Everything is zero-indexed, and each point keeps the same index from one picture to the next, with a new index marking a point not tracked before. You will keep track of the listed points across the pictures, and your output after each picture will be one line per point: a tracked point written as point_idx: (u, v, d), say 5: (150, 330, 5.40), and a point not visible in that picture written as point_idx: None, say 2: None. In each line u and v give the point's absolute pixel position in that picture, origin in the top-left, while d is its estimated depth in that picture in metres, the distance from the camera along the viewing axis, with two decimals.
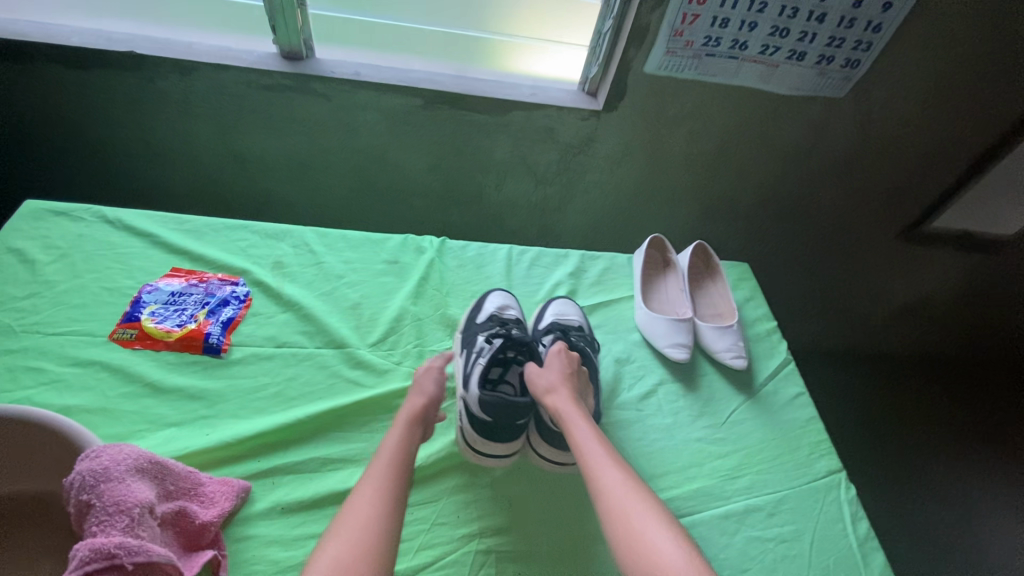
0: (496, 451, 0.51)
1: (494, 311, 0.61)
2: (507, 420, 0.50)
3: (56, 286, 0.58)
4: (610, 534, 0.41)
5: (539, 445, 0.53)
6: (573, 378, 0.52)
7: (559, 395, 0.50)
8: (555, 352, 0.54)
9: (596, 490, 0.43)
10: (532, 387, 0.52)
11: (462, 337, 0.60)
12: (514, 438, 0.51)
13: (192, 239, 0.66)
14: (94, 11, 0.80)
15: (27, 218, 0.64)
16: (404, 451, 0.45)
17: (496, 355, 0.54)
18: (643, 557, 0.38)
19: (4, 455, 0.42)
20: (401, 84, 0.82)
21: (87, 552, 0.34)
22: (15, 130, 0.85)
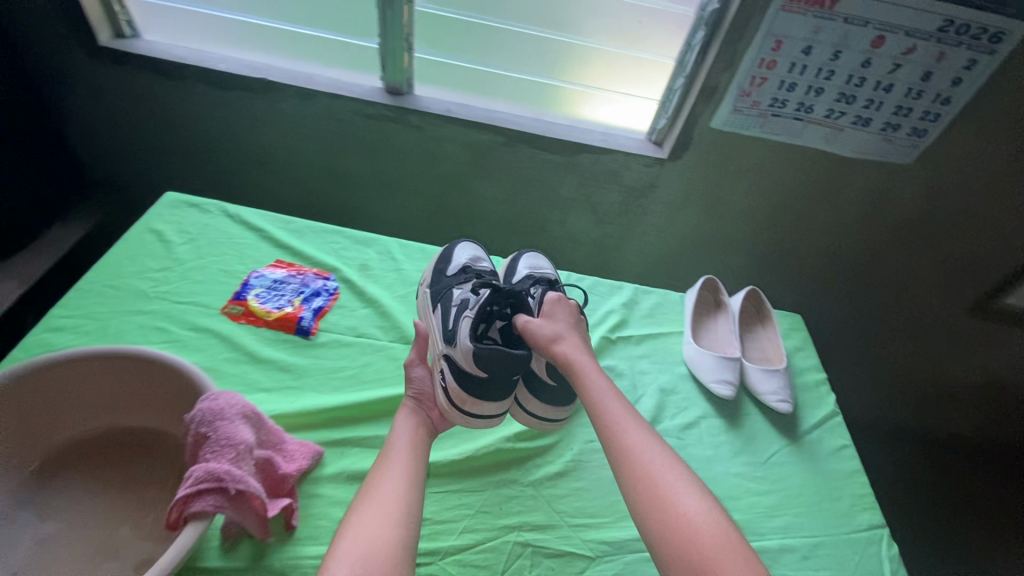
0: (486, 411, 0.54)
1: (466, 264, 0.62)
2: (501, 372, 0.53)
3: (184, 264, 0.69)
4: (637, 491, 0.44)
5: (528, 403, 0.56)
6: (575, 330, 0.55)
7: (569, 350, 0.52)
8: (553, 302, 0.56)
9: (621, 451, 0.46)
10: (532, 335, 0.54)
11: (435, 290, 0.62)
12: (503, 395, 0.54)
13: (294, 237, 0.76)
14: (239, 44, 0.95)
15: (167, 206, 0.76)
16: (414, 440, 0.50)
17: (485, 306, 0.55)
18: (673, 515, 0.42)
19: (139, 388, 0.51)
20: (486, 121, 0.92)
21: (202, 473, 0.41)
22: (162, 137, 1.01)
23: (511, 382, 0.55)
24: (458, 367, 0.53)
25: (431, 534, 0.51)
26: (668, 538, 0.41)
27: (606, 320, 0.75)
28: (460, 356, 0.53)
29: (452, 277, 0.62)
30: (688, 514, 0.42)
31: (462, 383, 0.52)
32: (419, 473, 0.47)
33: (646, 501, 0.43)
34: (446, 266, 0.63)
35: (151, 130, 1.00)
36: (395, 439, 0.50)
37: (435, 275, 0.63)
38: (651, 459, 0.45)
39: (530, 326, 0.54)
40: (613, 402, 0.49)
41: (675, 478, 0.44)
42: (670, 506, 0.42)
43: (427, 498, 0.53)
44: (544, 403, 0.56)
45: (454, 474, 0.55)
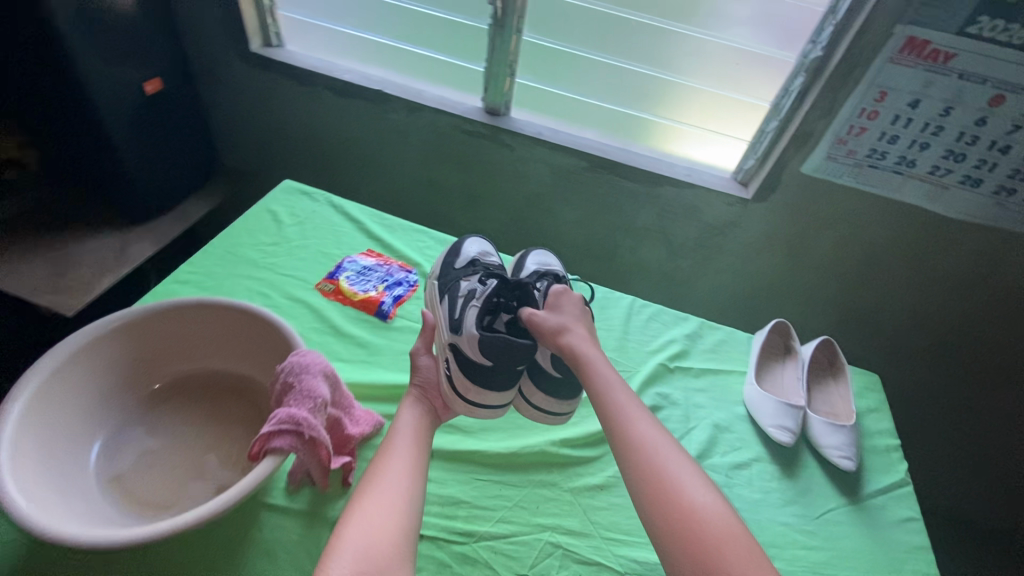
0: (491, 402, 0.56)
1: (474, 257, 0.64)
2: (507, 362, 0.54)
3: (290, 242, 0.78)
4: (644, 486, 0.44)
5: (533, 396, 0.58)
6: (581, 320, 0.56)
7: (575, 339, 0.53)
8: (557, 291, 0.57)
9: (628, 445, 0.46)
10: (537, 326, 0.55)
11: (443, 282, 0.64)
12: (507, 386, 0.56)
13: (385, 231, 0.83)
14: (364, 59, 1.07)
15: (284, 191, 0.87)
16: (417, 428, 0.53)
17: (490, 297, 0.58)
18: (680, 510, 0.42)
19: (247, 340, 0.58)
20: (574, 146, 0.96)
21: (285, 416, 0.47)
22: (287, 135, 1.15)
23: (516, 372, 0.56)
24: (464, 355, 0.55)
25: (469, 517, 0.53)
26: (676, 537, 0.41)
27: (666, 349, 0.75)
28: (467, 346, 0.55)
29: (460, 269, 0.64)
30: (699, 512, 0.42)
31: (469, 371, 0.54)
32: (422, 458, 0.50)
33: (652, 495, 0.43)
34: (454, 259, 0.65)
35: (281, 128, 1.14)
36: (399, 425, 0.52)
37: (443, 268, 0.65)
38: (660, 457, 0.45)
39: (535, 317, 0.55)
40: (620, 397, 0.49)
41: (685, 475, 0.44)
42: (677, 502, 0.42)
43: (469, 483, 0.56)
44: (547, 394, 0.57)
45: (498, 465, 0.58)
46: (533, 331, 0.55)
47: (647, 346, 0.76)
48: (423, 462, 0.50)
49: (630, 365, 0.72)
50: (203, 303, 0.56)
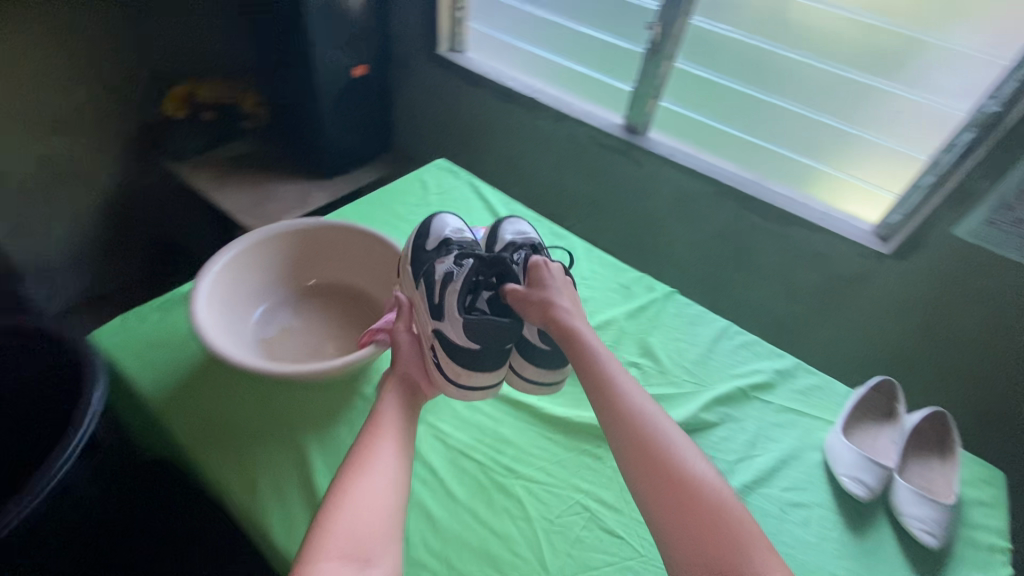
0: (481, 382, 0.57)
1: (446, 238, 0.63)
2: (494, 343, 0.56)
3: (429, 205, 0.92)
4: (645, 461, 0.47)
5: (523, 370, 0.60)
6: (567, 291, 0.59)
7: (564, 313, 0.56)
8: (540, 265, 0.59)
9: (626, 421, 0.50)
10: (525, 300, 0.57)
11: (417, 264, 0.62)
12: (497, 365, 0.57)
13: (508, 214, 0.93)
14: (528, 72, 1.21)
15: (435, 166, 1.02)
16: (403, 424, 0.53)
17: (470, 278, 0.58)
18: (680, 479, 0.46)
19: (379, 266, 0.70)
20: (702, 171, 0.98)
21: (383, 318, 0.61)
22: (450, 127, 1.33)
23: (504, 352, 0.58)
24: (451, 341, 0.56)
25: (514, 456, 0.59)
26: (674, 505, 0.45)
27: (749, 376, 0.74)
28: (454, 330, 0.56)
29: (432, 251, 0.62)
30: (695, 489, 0.45)
31: (459, 358, 0.56)
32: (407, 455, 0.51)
33: (653, 469, 0.47)
34: (424, 240, 0.63)
35: (446, 120, 1.33)
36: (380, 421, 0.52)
37: (414, 251, 0.63)
38: (656, 431, 0.49)
39: (519, 292, 0.58)
40: (612, 369, 0.53)
41: (680, 453, 0.48)
42: (676, 471, 0.46)
43: (522, 430, 0.62)
44: (540, 367, 0.59)
45: (552, 424, 0.63)
46: (518, 304, 0.58)
47: (729, 368, 0.75)
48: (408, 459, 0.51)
49: (705, 380, 0.73)
50: (332, 225, 0.70)
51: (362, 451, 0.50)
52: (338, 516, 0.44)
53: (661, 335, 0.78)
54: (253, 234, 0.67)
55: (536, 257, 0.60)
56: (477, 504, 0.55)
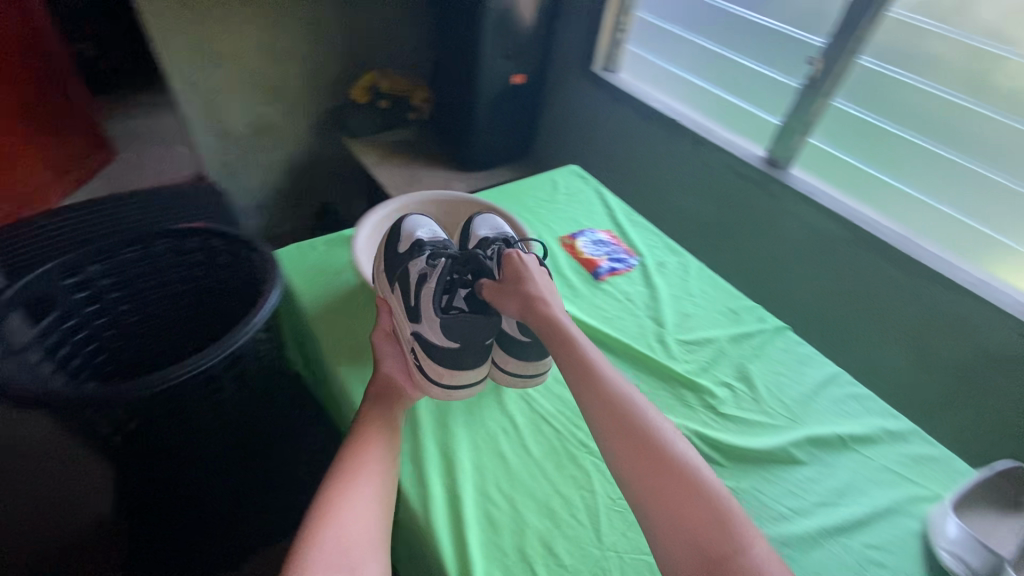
0: (463, 381, 0.61)
1: (417, 239, 0.67)
2: (473, 341, 0.60)
3: (556, 203, 0.99)
4: (630, 447, 0.50)
5: (507, 364, 0.64)
6: (541, 280, 0.62)
7: (540, 304, 0.59)
8: (515, 257, 0.63)
9: (611, 409, 0.52)
10: (500, 292, 0.61)
11: (393, 266, 0.67)
12: (479, 363, 0.62)
13: (628, 223, 0.97)
14: (677, 96, 1.25)
15: (568, 171, 1.08)
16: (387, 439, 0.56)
17: (444, 277, 0.62)
18: (664, 464, 0.48)
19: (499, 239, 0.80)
20: (850, 219, 0.93)
21: None
22: (590, 140, 1.40)
23: (483, 349, 0.62)
24: (431, 341, 0.61)
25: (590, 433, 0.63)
26: (656, 489, 0.47)
27: (853, 427, 0.70)
28: (431, 330, 0.61)
29: (403, 253, 0.67)
30: (679, 474, 0.48)
31: (438, 358, 0.59)
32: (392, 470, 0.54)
33: (638, 453, 0.49)
34: (397, 244, 0.67)
35: (587, 133, 1.41)
36: (363, 443, 0.55)
37: (388, 254, 0.68)
38: (642, 417, 0.52)
39: (494, 284, 0.62)
40: (594, 356, 0.57)
41: (665, 438, 0.51)
42: (661, 456, 0.49)
43: None
44: (520, 359, 0.63)
45: None
46: (493, 298, 0.61)
47: (832, 414, 0.71)
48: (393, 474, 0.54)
49: (801, 418, 0.70)
50: (466, 198, 0.81)
51: (346, 471, 0.52)
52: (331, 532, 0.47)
53: (761, 365, 0.77)
54: (399, 199, 0.80)
55: (511, 251, 0.64)
56: (549, 464, 0.60)
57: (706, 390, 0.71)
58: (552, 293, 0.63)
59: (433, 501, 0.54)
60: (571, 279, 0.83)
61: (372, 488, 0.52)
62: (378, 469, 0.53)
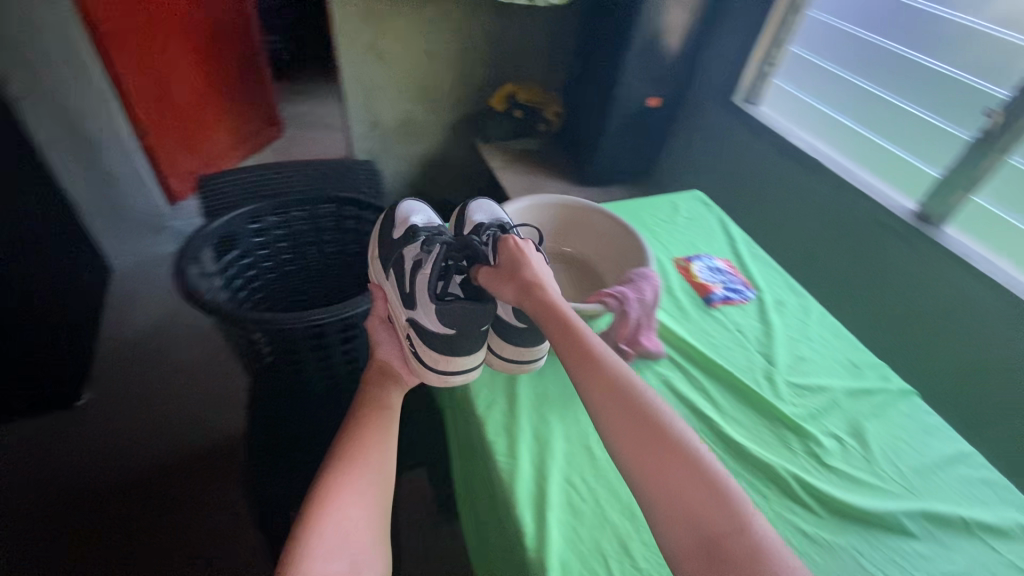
0: (458, 365, 0.67)
1: (413, 228, 0.73)
2: (468, 326, 0.66)
3: (677, 225, 0.99)
4: (629, 429, 0.52)
5: (503, 350, 0.70)
6: (538, 264, 0.67)
7: (537, 288, 0.64)
8: (507, 243, 0.68)
9: (610, 392, 0.55)
10: (498, 277, 0.66)
11: (394, 253, 0.74)
12: (475, 347, 0.67)
13: (749, 256, 0.95)
14: (821, 136, 1.20)
15: (692, 196, 1.08)
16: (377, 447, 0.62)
17: (439, 264, 0.68)
18: (662, 444, 0.51)
19: (619, 250, 0.81)
20: (1010, 290, 0.84)
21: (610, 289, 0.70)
22: (719, 170, 1.38)
23: (478, 335, 0.68)
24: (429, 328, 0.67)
25: None
26: (654, 467, 0.49)
27: (980, 513, 0.63)
28: (428, 317, 0.67)
29: (402, 240, 0.73)
30: (677, 453, 0.50)
31: (434, 345, 0.66)
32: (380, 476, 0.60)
33: (637, 434, 0.51)
34: (396, 233, 0.74)
35: (715, 164, 1.39)
36: (362, 445, 0.61)
37: (389, 241, 0.75)
38: (642, 398, 0.55)
39: (490, 269, 0.67)
40: (592, 339, 0.60)
41: (663, 419, 0.53)
42: (659, 436, 0.51)
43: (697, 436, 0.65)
44: (517, 345, 0.68)
45: (729, 446, 0.65)
46: (491, 282, 0.67)
47: (957, 494, 0.65)
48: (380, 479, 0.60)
49: (918, 490, 0.64)
50: (591, 206, 0.83)
51: (342, 474, 0.58)
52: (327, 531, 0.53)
53: (878, 425, 0.71)
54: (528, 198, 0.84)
55: (505, 237, 0.69)
56: None
57: (815, 438, 0.67)
58: (547, 276, 0.68)
59: (519, 480, 0.58)
60: (682, 301, 0.83)
61: (366, 490, 0.58)
62: (378, 463, 0.61)
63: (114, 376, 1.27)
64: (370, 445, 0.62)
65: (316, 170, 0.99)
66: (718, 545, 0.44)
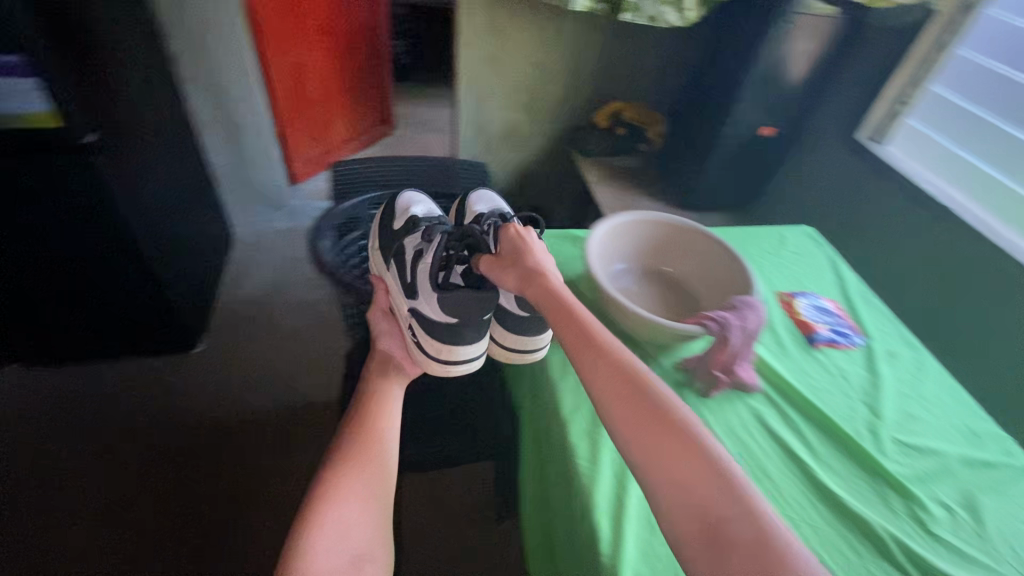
0: (452, 356, 0.76)
1: (414, 219, 0.79)
2: (471, 314, 0.74)
3: (783, 258, 0.96)
4: (627, 411, 0.56)
5: (501, 339, 0.78)
6: (539, 253, 0.73)
7: (537, 275, 0.69)
8: (509, 233, 0.74)
9: (607, 379, 0.60)
10: (501, 262, 0.72)
11: (397, 243, 0.80)
12: (475, 334, 0.76)
13: (860, 300, 0.90)
14: (956, 184, 1.12)
15: (799, 231, 1.03)
16: (375, 449, 0.67)
17: (441, 255, 0.74)
18: (658, 426, 0.55)
19: (721, 281, 0.79)
20: None
21: (711, 314, 0.69)
22: (835, 207, 1.32)
23: (478, 323, 0.76)
24: (432, 317, 0.75)
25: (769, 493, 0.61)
26: (651, 447, 0.54)
27: None
28: (430, 308, 0.75)
29: (405, 230, 0.80)
30: (673, 432, 0.54)
31: (434, 337, 0.75)
32: (378, 474, 0.65)
33: (635, 417, 0.56)
34: (398, 224, 0.80)
35: (829, 201, 1.34)
36: (362, 449, 0.66)
37: (393, 231, 0.82)
38: (641, 381, 0.59)
39: (491, 257, 0.73)
40: (593, 326, 0.65)
41: (660, 401, 0.57)
42: (657, 418, 0.56)
43: (787, 478, 0.63)
44: (518, 335, 0.75)
45: (822, 494, 0.62)
46: (492, 268, 0.72)
47: None
48: (378, 478, 0.65)
49: None
50: (696, 228, 0.81)
51: (342, 476, 0.63)
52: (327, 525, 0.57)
53: (997, 502, 0.65)
54: (634, 213, 0.83)
55: (507, 226, 0.75)
56: None
57: (923, 504, 0.62)
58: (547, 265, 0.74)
59: (597, 485, 0.59)
60: (783, 337, 0.80)
61: (364, 491, 0.62)
62: (377, 466, 0.66)
63: (229, 336, 1.43)
64: (367, 446, 0.67)
65: (419, 164, 1.04)
66: (719, 529, 0.47)
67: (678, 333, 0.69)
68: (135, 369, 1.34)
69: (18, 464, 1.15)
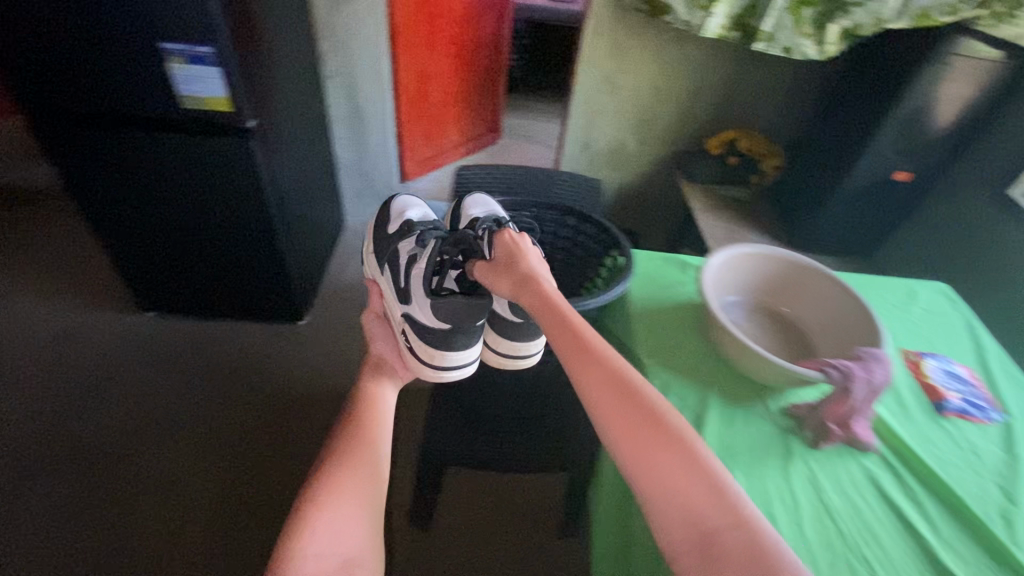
0: (436, 363, 0.82)
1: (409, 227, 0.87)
2: (463, 317, 0.79)
3: (911, 313, 0.89)
4: (626, 424, 0.58)
5: (498, 346, 0.85)
6: (532, 256, 0.74)
7: (529, 280, 0.71)
8: (502, 238, 0.77)
9: (602, 390, 0.61)
10: (496, 266, 0.75)
11: (398, 247, 0.88)
12: (468, 339, 0.82)
13: (1000, 371, 0.81)
14: None
15: (932, 287, 0.95)
16: (366, 455, 0.70)
17: (434, 261, 0.80)
18: (656, 441, 0.56)
19: (844, 331, 0.74)
20: None
21: (832, 362, 0.65)
22: (974, 265, 1.21)
23: (471, 328, 0.81)
24: (423, 321, 0.81)
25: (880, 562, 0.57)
26: (649, 465, 0.55)
27: None
28: (420, 311, 0.82)
29: (403, 237, 0.88)
30: (672, 447, 0.56)
31: (421, 345, 0.81)
32: (369, 479, 0.68)
33: (633, 430, 0.57)
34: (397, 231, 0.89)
35: (967, 258, 1.23)
36: (353, 457, 0.69)
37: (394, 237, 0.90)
38: (641, 392, 0.60)
39: (488, 263, 0.76)
40: (588, 332, 0.65)
41: (660, 413, 0.59)
42: (655, 433, 0.57)
43: (902, 549, 0.58)
44: (511, 342, 0.83)
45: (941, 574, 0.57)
46: (489, 273, 0.75)
47: None
48: (370, 483, 0.67)
49: None
50: (821, 271, 0.77)
51: (333, 482, 0.65)
52: (316, 528, 0.60)
53: None
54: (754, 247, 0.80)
55: (503, 232, 0.77)
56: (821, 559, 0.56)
57: None
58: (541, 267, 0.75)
59: None
60: (905, 399, 0.74)
61: (355, 498, 0.65)
62: (368, 472, 0.68)
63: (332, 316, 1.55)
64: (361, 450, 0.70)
65: (528, 173, 1.07)
66: (713, 540, 0.49)
67: (793, 376, 0.67)
68: (253, 333, 1.49)
69: (150, 403, 1.31)
